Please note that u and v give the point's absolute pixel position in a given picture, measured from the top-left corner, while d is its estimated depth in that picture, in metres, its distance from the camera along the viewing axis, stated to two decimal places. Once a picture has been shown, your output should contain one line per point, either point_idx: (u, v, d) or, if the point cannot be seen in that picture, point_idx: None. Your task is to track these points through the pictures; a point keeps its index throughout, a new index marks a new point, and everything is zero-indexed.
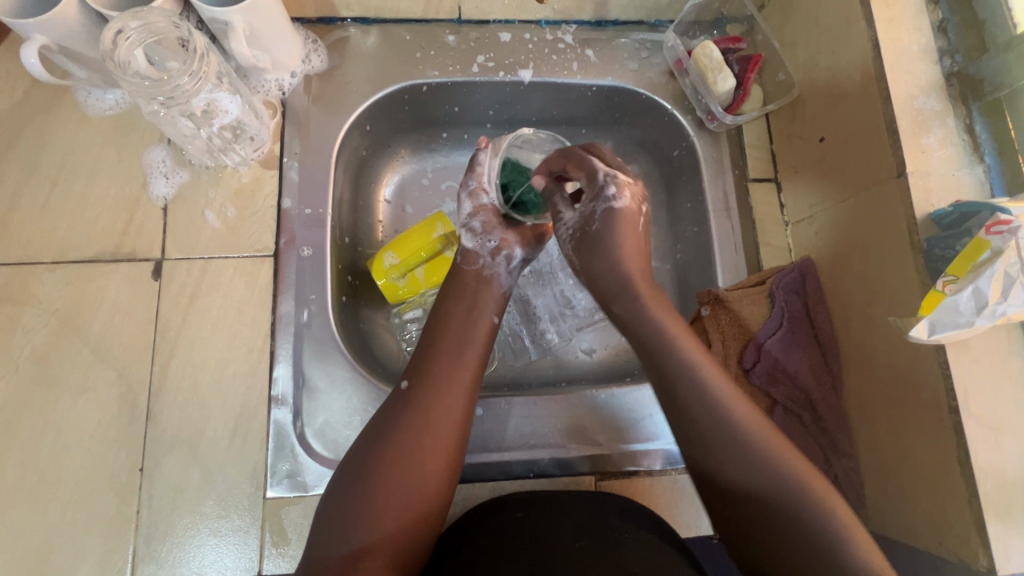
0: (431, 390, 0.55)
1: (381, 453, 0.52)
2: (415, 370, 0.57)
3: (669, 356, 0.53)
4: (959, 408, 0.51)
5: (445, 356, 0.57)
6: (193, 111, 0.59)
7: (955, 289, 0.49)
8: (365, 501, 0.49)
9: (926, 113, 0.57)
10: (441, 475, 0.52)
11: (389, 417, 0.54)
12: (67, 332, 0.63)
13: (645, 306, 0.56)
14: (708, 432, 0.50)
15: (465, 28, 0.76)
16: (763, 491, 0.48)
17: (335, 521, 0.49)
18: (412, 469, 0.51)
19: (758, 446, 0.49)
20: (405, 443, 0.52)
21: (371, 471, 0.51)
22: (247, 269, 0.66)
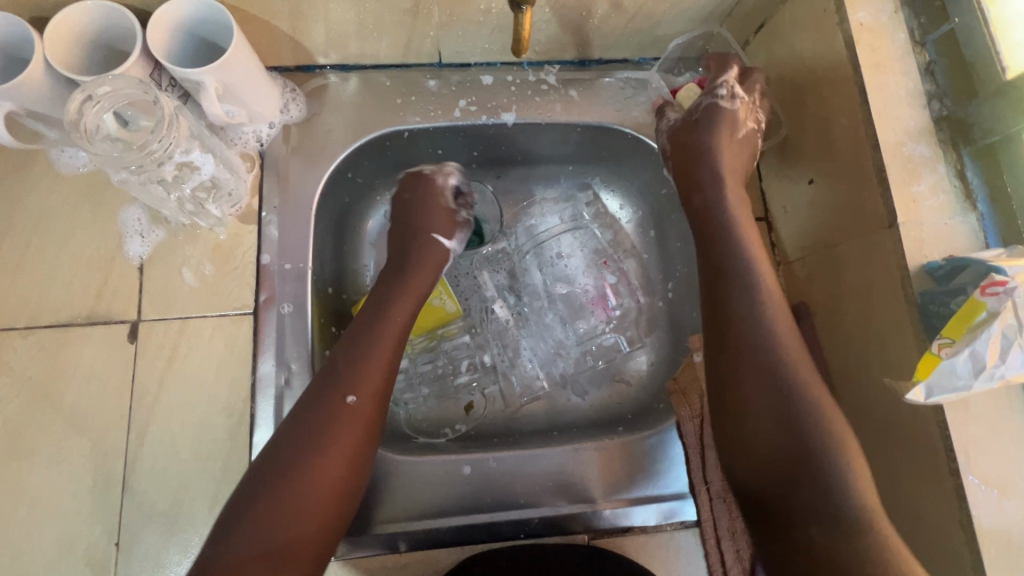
0: (323, 422, 0.54)
1: (299, 457, 0.52)
2: (353, 376, 0.57)
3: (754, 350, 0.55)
4: (960, 470, 0.49)
5: (342, 388, 0.56)
6: (164, 176, 0.58)
7: (951, 352, 0.48)
8: (279, 503, 0.50)
9: (916, 159, 0.56)
10: (320, 513, 0.51)
11: (276, 449, 0.53)
12: (41, 401, 0.61)
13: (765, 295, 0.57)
14: (769, 415, 0.53)
15: (446, 72, 0.75)
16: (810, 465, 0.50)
17: (243, 528, 0.49)
18: (291, 508, 0.50)
19: (819, 434, 0.51)
20: (294, 479, 0.51)
21: (287, 473, 0.51)
22: (226, 328, 0.64)
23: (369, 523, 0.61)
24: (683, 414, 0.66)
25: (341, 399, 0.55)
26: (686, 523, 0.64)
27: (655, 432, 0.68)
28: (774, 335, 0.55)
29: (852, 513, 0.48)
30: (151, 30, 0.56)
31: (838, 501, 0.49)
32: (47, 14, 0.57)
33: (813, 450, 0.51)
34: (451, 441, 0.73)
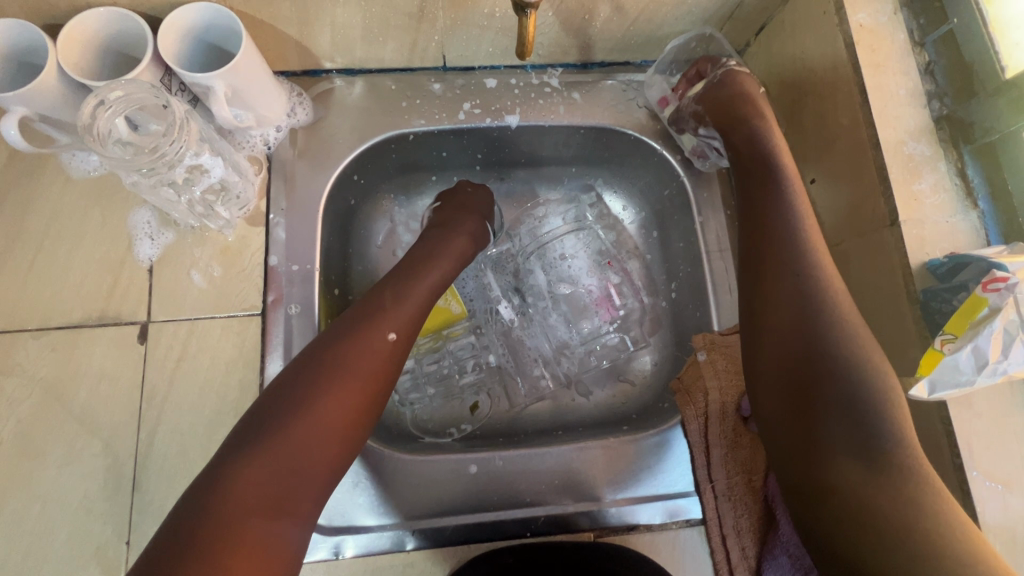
0: (354, 352, 0.55)
1: (309, 399, 0.51)
2: (372, 326, 0.57)
3: (804, 287, 0.55)
4: (963, 465, 0.49)
5: (377, 324, 0.58)
6: (174, 179, 0.59)
7: (953, 348, 0.49)
8: (284, 445, 0.49)
9: (917, 158, 0.57)
10: (343, 433, 0.52)
11: (306, 369, 0.53)
12: (52, 401, 0.62)
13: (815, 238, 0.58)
14: (814, 343, 0.52)
15: (449, 75, 0.76)
16: (847, 390, 0.50)
17: (248, 466, 0.47)
18: (317, 424, 0.51)
19: (867, 369, 0.50)
20: (323, 400, 0.52)
21: (295, 415, 0.50)
22: (234, 329, 0.65)
23: (378, 522, 0.62)
24: (688, 414, 0.66)
25: (357, 346, 0.55)
26: (691, 521, 0.65)
27: (656, 432, 0.68)
28: (822, 277, 0.55)
29: (889, 447, 0.47)
30: (162, 36, 0.57)
31: (875, 435, 0.48)
32: (61, 22, 0.59)
33: (857, 386, 0.50)
34: (457, 440, 0.74)
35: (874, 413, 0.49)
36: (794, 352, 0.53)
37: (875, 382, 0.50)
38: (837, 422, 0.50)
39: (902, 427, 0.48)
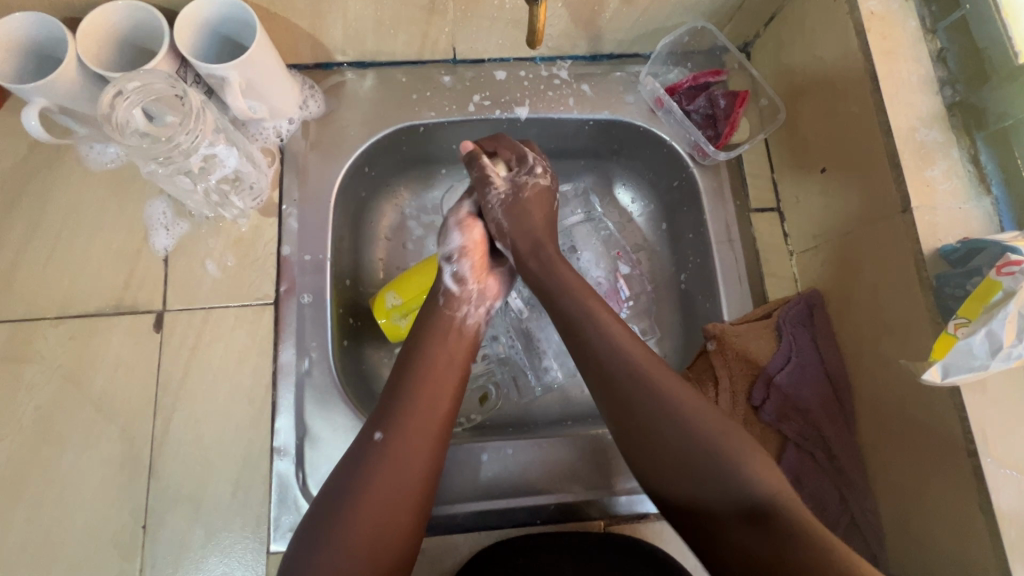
0: (406, 434, 0.54)
1: (344, 510, 0.50)
2: (386, 419, 0.55)
3: (655, 401, 0.53)
4: (977, 452, 0.49)
5: (423, 402, 0.56)
6: (190, 168, 0.60)
7: (967, 332, 0.48)
8: (332, 559, 0.48)
9: (929, 145, 0.56)
10: (409, 521, 0.52)
11: (361, 454, 0.54)
12: (70, 388, 0.63)
13: (611, 344, 0.56)
14: (620, 380, 0.55)
15: (460, 67, 0.77)
16: (683, 429, 0.51)
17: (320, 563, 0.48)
18: (381, 513, 0.50)
19: (674, 409, 0.52)
20: (380, 489, 0.51)
21: (332, 528, 0.49)
22: (248, 318, 0.66)
23: None
24: None
25: (371, 443, 0.54)
26: None
27: None
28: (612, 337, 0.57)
29: (771, 502, 0.47)
30: (177, 29, 0.58)
31: (756, 491, 0.47)
32: (80, 15, 0.60)
33: (738, 472, 0.48)
34: (467, 430, 0.74)
35: (754, 489, 0.47)
36: (674, 441, 0.51)
37: (747, 462, 0.49)
38: (745, 503, 0.47)
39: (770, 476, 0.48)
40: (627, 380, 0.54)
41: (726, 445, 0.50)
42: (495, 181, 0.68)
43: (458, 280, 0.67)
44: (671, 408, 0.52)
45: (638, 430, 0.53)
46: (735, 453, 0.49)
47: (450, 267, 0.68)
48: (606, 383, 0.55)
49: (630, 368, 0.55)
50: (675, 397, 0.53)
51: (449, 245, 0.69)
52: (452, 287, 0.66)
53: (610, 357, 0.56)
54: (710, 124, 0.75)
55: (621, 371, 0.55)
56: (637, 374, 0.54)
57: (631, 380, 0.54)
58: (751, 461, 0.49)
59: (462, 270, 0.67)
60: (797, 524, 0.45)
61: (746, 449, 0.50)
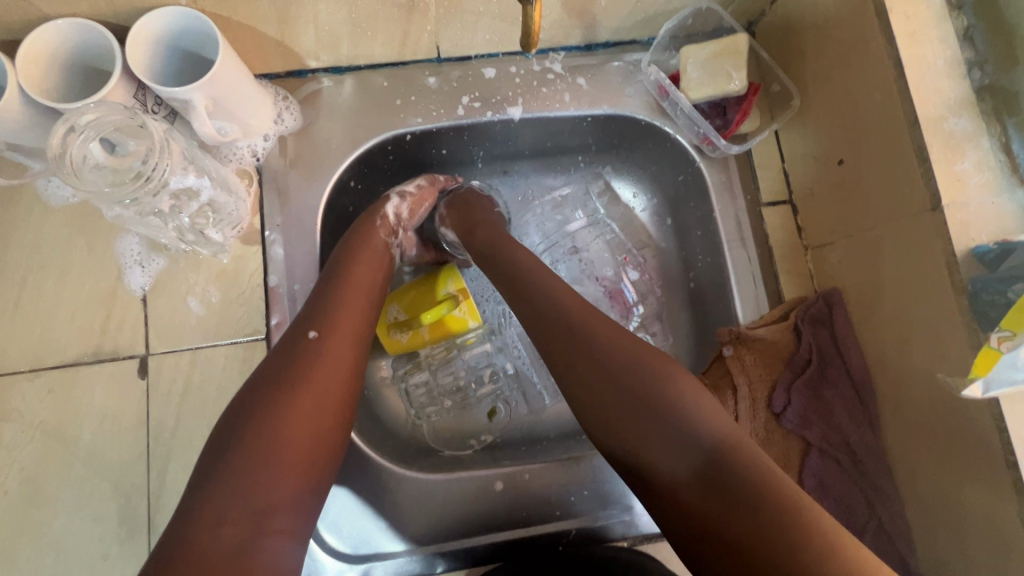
0: (334, 333, 0.53)
1: (264, 407, 0.47)
2: (320, 319, 0.54)
3: (604, 367, 0.52)
4: (1017, 462, 0.47)
5: (352, 301, 0.57)
6: (159, 206, 0.54)
7: (1012, 346, 0.44)
8: (252, 446, 0.45)
9: (957, 135, 0.52)
10: (336, 413, 0.50)
11: (279, 362, 0.50)
12: (56, 445, 0.59)
13: (571, 320, 0.55)
14: (551, 310, 0.56)
15: (445, 67, 0.71)
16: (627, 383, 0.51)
17: (230, 475, 0.43)
18: (305, 407, 0.48)
19: (625, 358, 0.52)
20: (308, 379, 0.49)
21: (259, 421, 0.46)
22: (239, 355, 0.62)
23: (409, 546, 0.60)
24: None
25: (303, 341, 0.52)
26: None
27: None
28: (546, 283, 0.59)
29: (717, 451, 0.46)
30: (129, 47, 0.52)
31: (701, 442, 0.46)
32: (18, 37, 0.53)
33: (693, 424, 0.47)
34: (479, 451, 0.72)
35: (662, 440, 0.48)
36: (612, 394, 0.51)
37: (690, 406, 0.48)
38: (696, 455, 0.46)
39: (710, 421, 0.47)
40: (580, 356, 0.53)
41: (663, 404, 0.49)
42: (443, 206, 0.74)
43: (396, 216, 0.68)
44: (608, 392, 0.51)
45: (595, 403, 0.51)
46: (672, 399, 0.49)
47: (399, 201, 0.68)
48: (547, 338, 0.55)
49: (574, 323, 0.55)
50: (609, 344, 0.53)
51: (410, 187, 0.70)
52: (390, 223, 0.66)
53: (574, 325, 0.55)
54: (718, 112, 0.70)
55: (563, 318, 0.55)
56: (590, 334, 0.54)
57: (575, 331, 0.54)
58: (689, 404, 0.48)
59: (400, 209, 0.68)
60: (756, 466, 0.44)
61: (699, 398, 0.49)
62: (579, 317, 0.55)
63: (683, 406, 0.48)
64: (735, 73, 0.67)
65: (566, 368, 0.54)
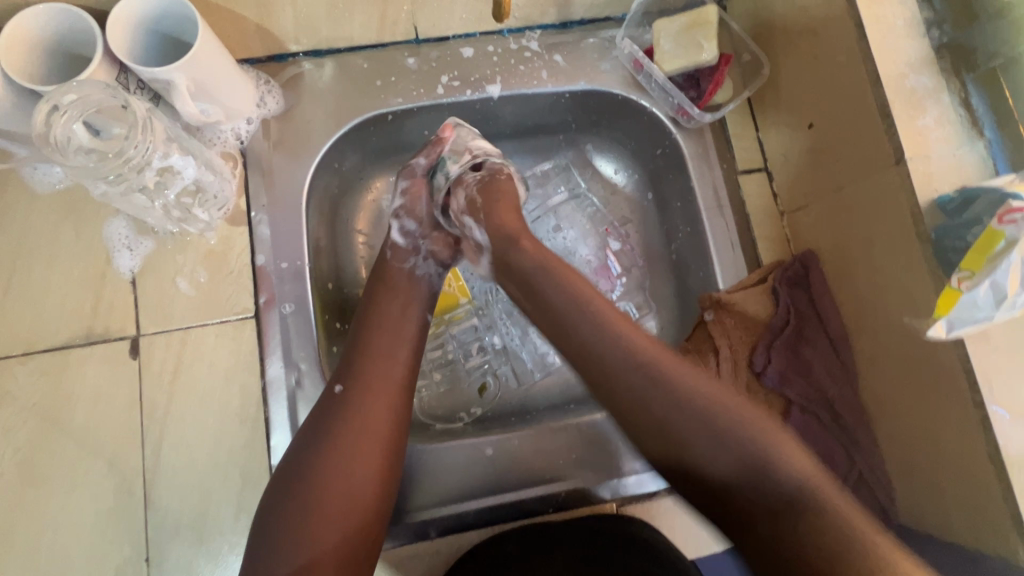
0: (363, 390, 0.56)
1: (307, 468, 0.52)
2: (346, 374, 0.58)
3: (677, 404, 0.50)
4: (984, 402, 0.49)
5: (378, 355, 0.59)
6: (145, 183, 0.55)
7: (971, 285, 0.46)
8: (305, 503, 0.51)
9: (919, 91, 0.54)
10: (376, 465, 0.54)
11: (319, 420, 0.55)
12: (50, 426, 0.60)
13: (635, 362, 0.52)
14: (607, 353, 0.53)
15: (424, 47, 0.72)
16: (707, 429, 0.49)
17: (284, 527, 0.50)
18: (344, 463, 0.52)
19: (695, 404, 0.50)
20: (342, 435, 0.54)
21: (305, 481, 0.51)
22: (229, 334, 0.63)
23: (401, 513, 0.61)
24: None
25: (332, 397, 0.56)
26: None
27: None
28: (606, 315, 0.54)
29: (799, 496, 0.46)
30: (110, 29, 0.53)
31: (781, 488, 0.46)
32: None
33: (768, 470, 0.47)
34: (468, 424, 0.73)
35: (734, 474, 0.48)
36: (691, 436, 0.49)
37: (778, 453, 0.47)
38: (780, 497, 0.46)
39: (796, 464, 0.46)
40: (651, 390, 0.51)
41: (747, 442, 0.48)
42: (441, 179, 0.69)
43: (407, 234, 0.69)
44: (677, 440, 0.50)
45: (675, 444, 0.50)
46: (757, 439, 0.48)
47: (400, 224, 0.70)
48: (612, 380, 0.52)
49: (636, 361, 0.52)
50: (683, 384, 0.51)
51: (399, 201, 0.71)
52: (393, 257, 0.67)
53: (630, 365, 0.52)
54: (692, 84, 0.72)
55: (621, 362, 0.52)
56: (655, 373, 0.51)
57: (640, 370, 0.52)
58: (772, 443, 0.47)
59: (406, 225, 0.69)
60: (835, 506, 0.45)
61: (780, 442, 0.48)
62: (644, 353, 0.52)
63: (754, 449, 0.47)
64: (706, 44, 0.69)
65: (633, 404, 0.51)
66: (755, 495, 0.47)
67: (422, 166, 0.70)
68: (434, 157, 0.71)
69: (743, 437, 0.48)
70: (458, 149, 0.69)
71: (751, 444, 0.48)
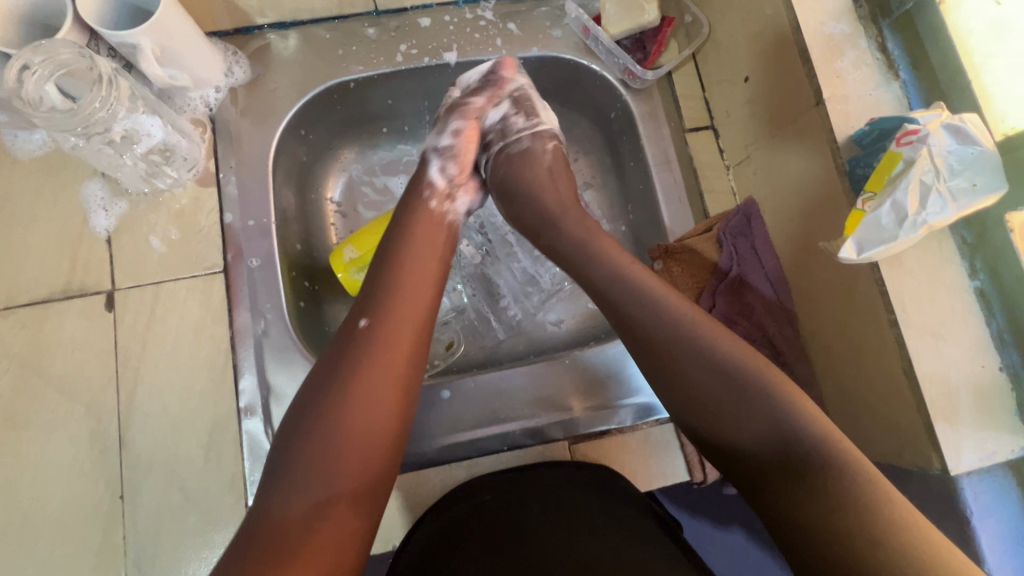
0: (386, 325, 0.55)
1: (328, 399, 0.51)
2: (368, 307, 0.56)
3: (708, 369, 0.51)
4: (898, 320, 0.52)
5: (399, 292, 0.57)
6: (112, 138, 0.59)
7: (874, 206, 0.50)
8: (321, 439, 0.49)
9: (837, 37, 0.57)
10: (396, 399, 0.53)
11: (339, 354, 0.54)
12: (30, 374, 0.63)
13: (681, 327, 0.53)
14: (633, 318, 0.55)
15: (383, 18, 0.76)
16: (730, 390, 0.50)
17: (299, 465, 0.48)
18: (366, 398, 0.51)
19: (716, 364, 0.51)
20: (364, 372, 0.52)
21: (325, 414, 0.50)
22: (199, 287, 0.67)
23: None
24: None
25: (356, 330, 0.55)
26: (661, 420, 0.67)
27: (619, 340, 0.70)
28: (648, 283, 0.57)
29: (820, 454, 0.47)
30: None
31: (799, 453, 0.47)
32: None
33: (788, 432, 0.48)
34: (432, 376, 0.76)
35: (768, 441, 0.49)
36: (719, 398, 0.51)
37: (790, 405, 0.49)
38: (796, 459, 0.47)
39: (818, 429, 0.48)
40: (677, 351, 0.53)
41: (771, 401, 0.49)
42: (493, 136, 0.72)
43: (447, 179, 0.69)
44: (703, 394, 0.51)
45: (683, 400, 0.53)
46: (776, 400, 0.49)
47: (438, 164, 0.69)
48: (645, 345, 0.55)
49: (671, 321, 0.54)
50: (715, 345, 0.52)
51: (444, 139, 0.70)
52: (433, 198, 0.67)
53: (669, 325, 0.54)
54: (638, 47, 0.76)
55: (661, 326, 0.54)
56: (687, 337, 0.53)
57: (672, 331, 0.53)
58: (795, 410, 0.49)
59: (445, 168, 0.69)
60: (850, 471, 0.46)
61: (801, 405, 0.49)
62: (679, 317, 0.54)
63: (774, 410, 0.49)
64: (648, 7, 0.72)
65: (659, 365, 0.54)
66: (776, 454, 0.48)
67: (479, 106, 0.70)
68: (497, 101, 0.72)
69: (770, 396, 0.49)
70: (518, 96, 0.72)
71: (770, 401, 0.49)
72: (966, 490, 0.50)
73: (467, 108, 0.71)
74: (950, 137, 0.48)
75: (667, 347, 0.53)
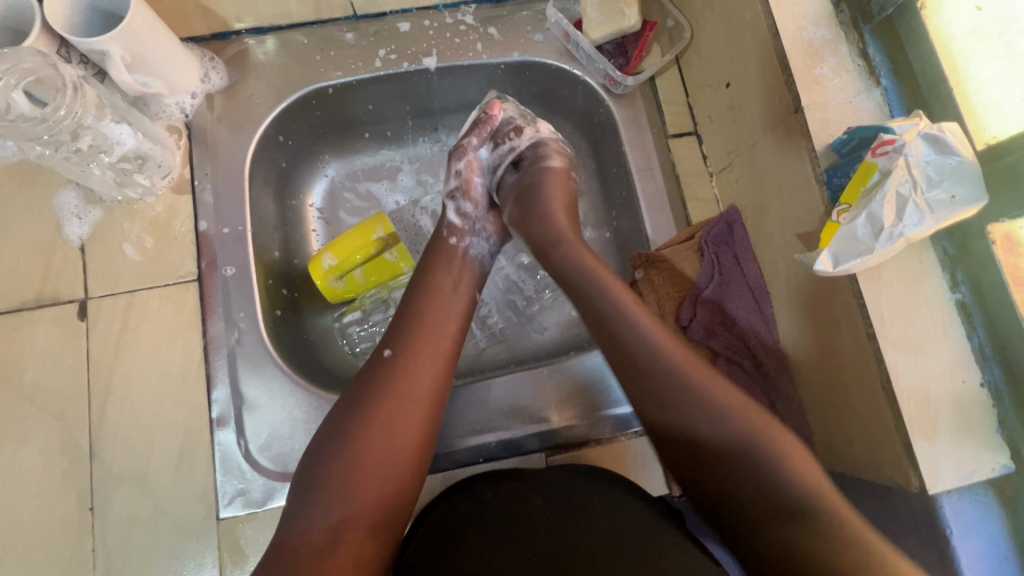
0: (412, 357, 0.56)
1: (351, 427, 0.52)
2: (396, 338, 0.57)
3: (698, 405, 0.51)
4: (876, 334, 0.50)
5: (426, 323, 0.59)
6: (79, 147, 0.59)
7: (849, 217, 0.49)
8: (341, 468, 0.50)
9: (817, 43, 0.56)
10: (419, 429, 0.54)
11: (365, 383, 0.55)
12: (1, 384, 0.63)
13: (673, 363, 0.52)
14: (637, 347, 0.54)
15: (362, 23, 0.75)
16: (726, 430, 0.50)
17: (320, 490, 0.50)
18: (389, 427, 0.52)
19: (702, 404, 0.51)
20: (388, 401, 0.53)
21: (347, 442, 0.51)
22: (172, 296, 0.66)
23: None
24: None
25: (382, 359, 0.56)
26: (640, 432, 0.66)
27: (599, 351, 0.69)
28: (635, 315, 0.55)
29: (806, 495, 0.47)
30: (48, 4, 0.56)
31: (786, 487, 0.48)
32: None
33: (774, 472, 0.48)
34: None
35: (756, 480, 0.49)
36: (699, 436, 0.51)
37: (775, 439, 0.49)
38: (780, 498, 0.48)
39: (798, 470, 0.48)
40: (669, 386, 0.52)
41: (752, 437, 0.49)
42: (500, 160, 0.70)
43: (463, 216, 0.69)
44: (690, 428, 0.51)
45: (674, 430, 0.52)
46: (764, 438, 0.49)
47: (456, 205, 0.69)
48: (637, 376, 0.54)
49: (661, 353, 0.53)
50: (701, 382, 0.51)
51: (452, 183, 0.70)
52: (449, 237, 0.67)
53: (654, 359, 0.53)
54: (620, 52, 0.74)
55: (651, 358, 0.53)
56: (676, 375, 0.52)
57: (668, 367, 0.52)
58: (779, 443, 0.49)
59: (463, 208, 0.69)
60: (833, 516, 0.46)
61: (786, 441, 0.49)
62: (665, 350, 0.53)
63: (759, 449, 0.49)
64: (628, 10, 0.71)
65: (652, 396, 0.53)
66: (758, 494, 0.49)
67: (475, 145, 0.69)
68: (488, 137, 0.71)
69: (752, 435, 0.49)
70: (508, 124, 0.70)
71: (754, 440, 0.49)
72: (946, 508, 0.49)
73: (466, 149, 0.70)
74: (927, 147, 0.47)
75: (655, 381, 0.52)
